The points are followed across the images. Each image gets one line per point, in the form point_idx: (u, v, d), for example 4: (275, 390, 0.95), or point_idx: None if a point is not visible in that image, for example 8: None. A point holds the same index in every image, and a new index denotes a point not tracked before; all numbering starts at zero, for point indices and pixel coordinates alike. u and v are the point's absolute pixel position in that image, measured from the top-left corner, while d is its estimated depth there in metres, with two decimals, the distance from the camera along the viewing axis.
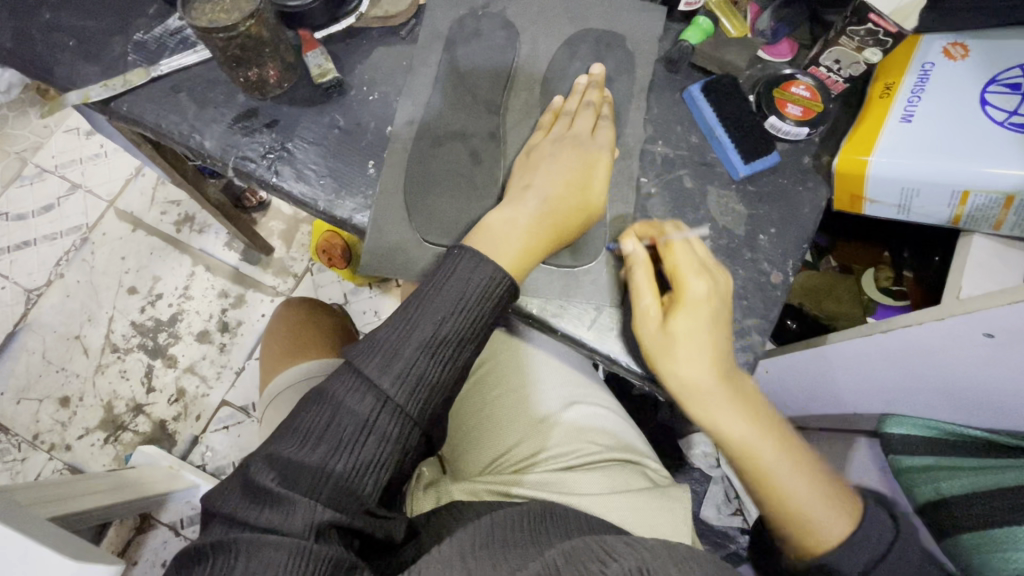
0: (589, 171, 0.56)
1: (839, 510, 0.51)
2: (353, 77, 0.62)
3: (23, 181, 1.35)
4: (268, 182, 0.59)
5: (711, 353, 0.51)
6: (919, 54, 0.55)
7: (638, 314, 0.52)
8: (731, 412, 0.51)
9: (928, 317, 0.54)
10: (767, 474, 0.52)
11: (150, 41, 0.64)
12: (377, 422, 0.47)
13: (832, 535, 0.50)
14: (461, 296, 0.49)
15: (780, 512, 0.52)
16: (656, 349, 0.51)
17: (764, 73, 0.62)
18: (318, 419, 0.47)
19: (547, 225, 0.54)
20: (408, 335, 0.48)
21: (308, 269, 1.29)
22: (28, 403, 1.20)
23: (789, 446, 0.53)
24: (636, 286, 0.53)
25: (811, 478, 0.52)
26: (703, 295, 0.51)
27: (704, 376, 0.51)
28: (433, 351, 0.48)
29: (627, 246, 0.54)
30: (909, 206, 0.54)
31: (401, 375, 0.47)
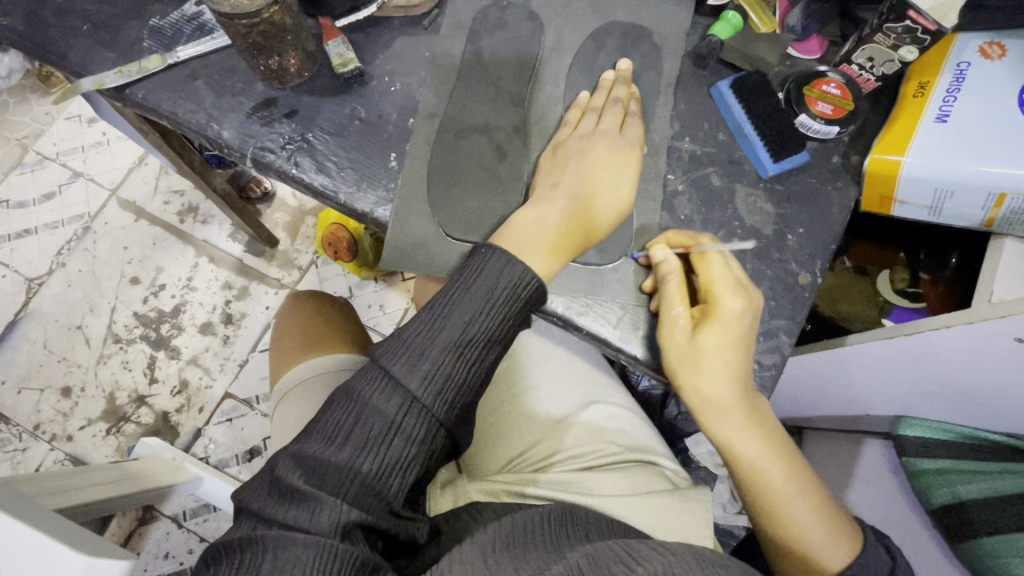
0: (619, 167, 0.55)
1: (840, 538, 0.52)
2: (375, 67, 0.61)
3: (24, 169, 1.33)
4: (287, 173, 0.58)
5: (737, 371, 0.51)
6: (954, 54, 0.54)
7: (665, 322, 0.52)
8: (744, 435, 0.52)
9: (957, 321, 0.53)
10: (774, 499, 0.53)
11: (166, 27, 0.62)
12: (404, 423, 0.46)
13: (830, 564, 0.52)
14: (489, 297, 0.48)
15: (781, 534, 0.54)
16: (682, 361, 0.51)
17: (794, 70, 0.61)
18: (344, 418, 0.46)
19: (576, 225, 0.53)
20: (435, 334, 0.48)
21: (313, 262, 1.27)
22: (29, 393, 1.18)
23: (799, 473, 0.54)
24: (667, 295, 0.51)
25: (815, 503, 0.53)
26: (738, 312, 0.50)
27: (727, 392, 0.51)
28: (461, 352, 0.48)
29: (657, 254, 0.52)
30: (941, 207, 0.53)
31: (428, 377, 0.47)
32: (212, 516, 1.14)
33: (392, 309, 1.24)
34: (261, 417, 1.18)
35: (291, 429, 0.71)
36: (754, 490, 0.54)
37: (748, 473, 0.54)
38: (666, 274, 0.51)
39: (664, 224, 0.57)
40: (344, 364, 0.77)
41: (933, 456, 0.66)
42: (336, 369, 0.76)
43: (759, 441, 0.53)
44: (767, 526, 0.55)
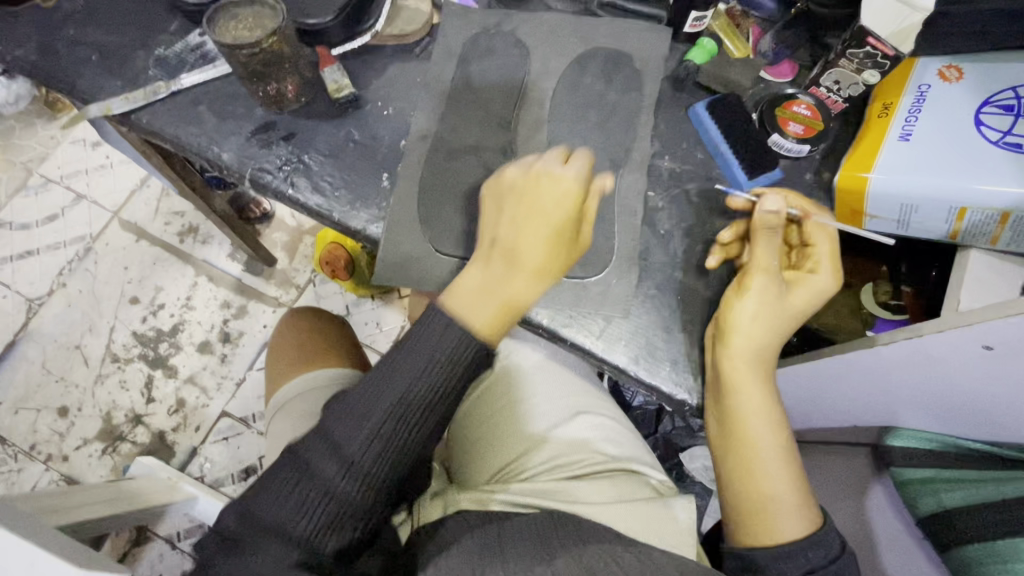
0: (558, 212, 0.51)
1: (804, 511, 0.51)
2: (369, 92, 0.64)
3: (28, 192, 1.36)
4: (284, 193, 0.60)
5: (783, 330, 0.52)
6: (916, 76, 0.57)
7: (757, 266, 0.52)
8: (755, 389, 0.52)
9: (928, 330, 0.53)
10: (755, 459, 0.53)
11: (171, 56, 0.65)
12: (343, 484, 0.48)
13: (787, 532, 0.51)
14: (427, 361, 0.50)
15: (751, 495, 0.52)
16: (759, 298, 0.51)
17: (767, 92, 0.64)
18: (287, 476, 0.48)
19: (524, 284, 0.51)
20: (376, 400, 0.49)
21: (311, 280, 1.29)
22: (26, 413, 1.19)
23: (786, 443, 0.53)
24: (764, 242, 0.52)
25: (796, 481, 0.53)
26: (828, 287, 0.52)
27: (768, 347, 0.52)
28: (401, 415, 0.49)
29: (771, 202, 0.54)
30: (907, 221, 0.56)
31: (367, 440, 0.49)
32: None
33: (388, 327, 1.26)
34: (257, 436, 1.19)
35: (284, 443, 0.72)
36: (735, 451, 0.53)
37: (733, 423, 0.52)
38: (774, 222, 0.52)
39: (644, 237, 0.59)
40: (335, 379, 0.78)
41: (918, 465, 0.68)
42: (330, 384, 0.77)
43: (763, 396, 0.52)
44: (734, 486, 0.54)
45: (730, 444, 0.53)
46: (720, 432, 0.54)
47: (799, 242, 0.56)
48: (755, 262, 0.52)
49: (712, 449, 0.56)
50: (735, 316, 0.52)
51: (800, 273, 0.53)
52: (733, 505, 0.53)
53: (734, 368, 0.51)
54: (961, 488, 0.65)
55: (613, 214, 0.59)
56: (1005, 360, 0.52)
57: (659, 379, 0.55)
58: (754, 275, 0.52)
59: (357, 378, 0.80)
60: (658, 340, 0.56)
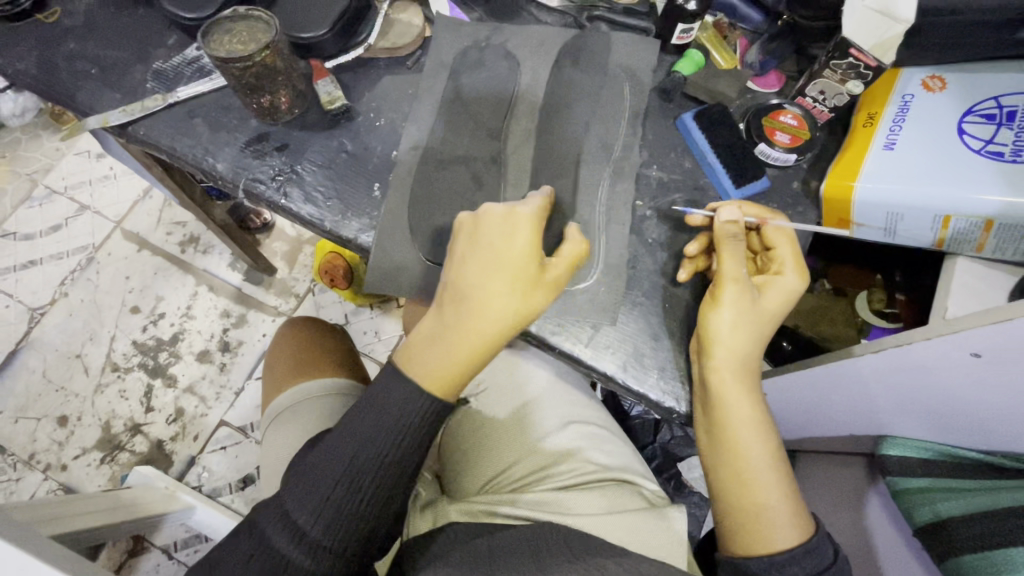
0: (512, 250, 0.48)
1: (797, 519, 0.51)
2: (361, 104, 0.65)
3: (32, 203, 1.38)
4: (277, 203, 0.61)
5: (758, 335, 0.52)
6: (899, 86, 0.58)
7: (728, 276, 0.52)
8: (739, 395, 0.52)
9: (917, 337, 0.53)
10: (747, 469, 0.52)
11: (169, 69, 0.67)
12: (295, 557, 0.48)
13: (782, 542, 0.50)
14: (373, 427, 0.49)
15: (742, 505, 0.52)
16: (733, 305, 0.51)
17: (755, 103, 0.65)
18: (261, 534, 0.49)
19: (473, 342, 0.48)
20: (328, 469, 0.49)
21: (310, 290, 1.30)
22: (26, 422, 1.20)
23: (777, 452, 0.53)
24: (730, 250, 0.53)
25: (786, 488, 0.52)
26: (795, 289, 0.53)
27: (751, 355, 0.52)
28: (351, 483, 0.49)
29: (727, 212, 0.55)
30: (894, 229, 0.56)
31: (318, 511, 0.49)
32: (203, 547, 1.14)
33: (386, 336, 1.26)
34: (255, 445, 1.19)
35: (277, 452, 0.72)
36: (726, 463, 0.53)
37: (723, 433, 0.52)
38: (735, 230, 0.53)
39: (633, 246, 0.60)
40: (329, 388, 0.78)
41: (913, 474, 0.67)
42: (323, 394, 0.77)
43: (752, 405, 0.52)
44: (727, 497, 0.53)
45: (721, 453, 0.53)
46: (708, 443, 0.54)
47: (762, 245, 0.58)
48: (725, 271, 0.52)
49: (705, 461, 0.55)
50: (712, 326, 0.52)
51: (766, 278, 0.54)
52: (726, 516, 0.53)
53: (718, 378, 0.52)
54: (963, 496, 0.63)
55: (602, 223, 0.60)
56: (995, 367, 0.52)
57: (647, 387, 0.55)
58: (725, 286, 0.52)
59: (351, 388, 0.80)
60: (645, 348, 0.56)
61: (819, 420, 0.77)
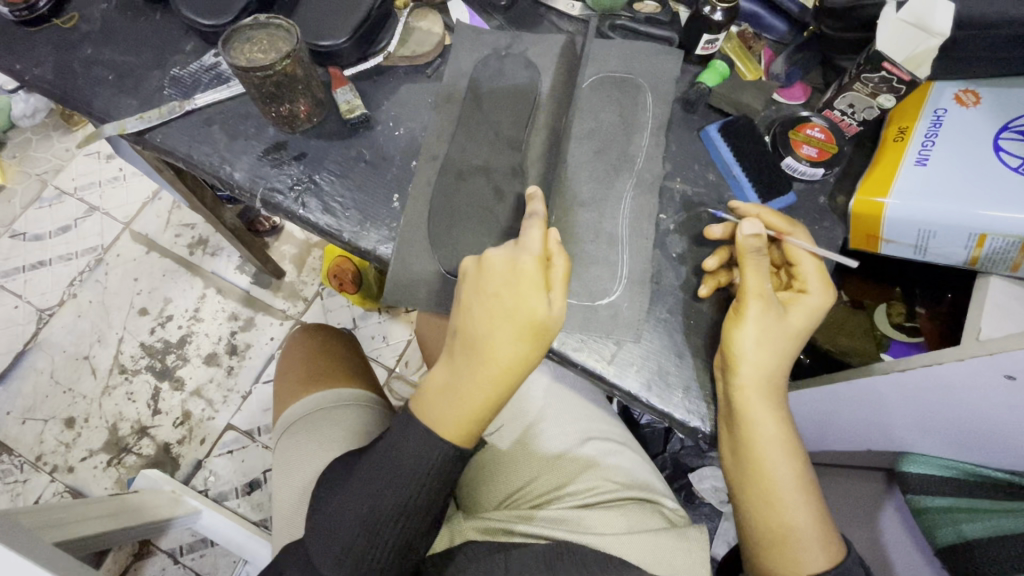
0: (520, 294, 0.48)
1: (827, 541, 0.49)
2: (380, 113, 0.64)
3: (42, 204, 1.38)
4: (295, 213, 0.61)
5: (780, 355, 0.51)
6: (932, 100, 0.56)
7: (751, 292, 0.51)
8: (765, 417, 0.50)
9: (947, 357, 0.52)
10: (773, 490, 0.51)
11: (186, 76, 0.66)
12: None
13: (812, 565, 0.48)
14: (391, 464, 0.49)
15: (770, 527, 0.51)
16: (758, 333, 0.50)
17: (779, 115, 0.64)
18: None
19: (489, 387, 0.49)
20: (348, 511, 0.49)
21: (318, 293, 1.29)
22: (33, 423, 1.19)
23: (805, 470, 0.52)
24: (753, 269, 0.51)
25: (815, 509, 0.50)
26: (819, 305, 0.52)
27: (776, 371, 0.51)
28: (372, 523, 0.49)
29: (747, 227, 0.52)
30: (925, 246, 0.55)
31: (341, 555, 0.49)
32: (208, 551, 1.13)
33: (395, 340, 1.26)
34: (262, 450, 1.18)
35: (290, 465, 0.71)
36: (751, 484, 0.52)
37: (748, 452, 0.51)
38: (758, 244, 0.50)
39: (656, 260, 0.59)
40: (343, 398, 0.77)
41: (935, 493, 0.65)
42: (336, 403, 0.76)
43: (779, 422, 0.51)
44: (754, 518, 0.52)
45: (746, 475, 0.52)
46: (732, 467, 0.53)
47: (783, 260, 0.57)
48: (748, 287, 0.51)
49: (729, 478, 0.54)
50: (733, 345, 0.51)
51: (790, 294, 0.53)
52: (752, 537, 0.52)
53: (744, 396, 0.50)
54: (985, 519, 0.62)
55: (624, 236, 0.59)
56: None
57: (672, 406, 0.54)
58: (749, 302, 0.50)
59: (364, 397, 0.79)
60: (670, 365, 0.55)
61: (840, 435, 0.75)
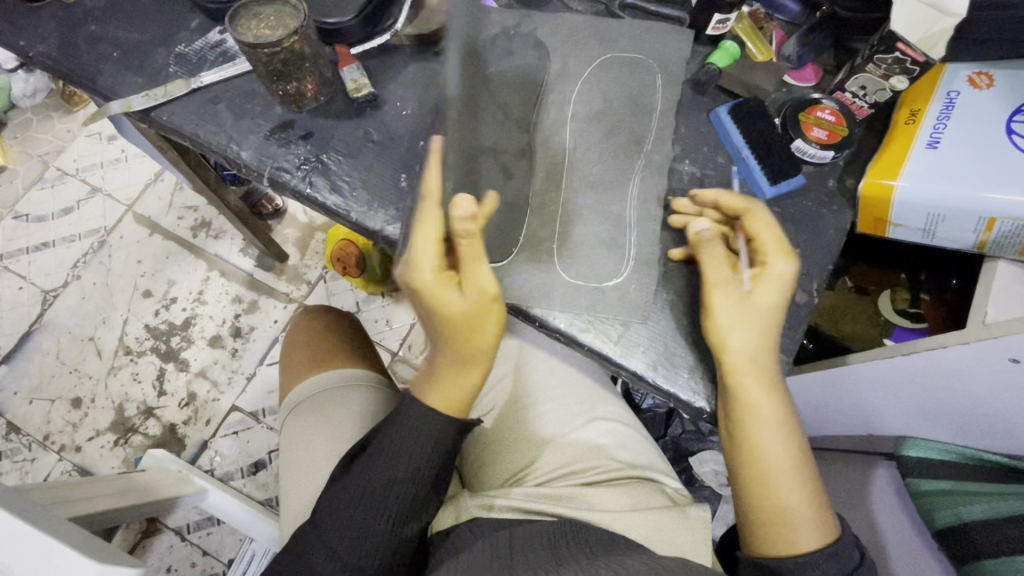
0: (446, 295, 0.51)
1: (820, 522, 0.50)
2: (387, 93, 0.64)
3: (44, 184, 1.38)
4: (302, 193, 0.60)
5: (767, 335, 0.51)
6: (944, 82, 0.56)
7: (711, 283, 0.52)
8: (760, 397, 0.51)
9: (952, 341, 0.53)
10: (767, 471, 0.51)
11: (191, 54, 0.65)
12: (352, 540, 0.54)
13: (805, 543, 0.50)
14: (423, 429, 0.54)
15: (764, 508, 0.51)
16: (722, 317, 0.51)
17: (790, 97, 0.63)
18: (333, 517, 0.54)
19: (464, 371, 0.55)
20: (384, 464, 0.54)
21: (321, 277, 1.30)
22: (40, 403, 1.21)
23: (798, 449, 0.52)
24: (705, 261, 0.54)
25: (809, 490, 0.51)
26: (785, 275, 0.51)
27: (766, 352, 0.51)
28: (404, 478, 0.54)
29: (701, 227, 0.55)
30: (933, 230, 0.56)
31: (376, 501, 0.54)
32: (215, 530, 1.15)
33: (398, 324, 1.26)
34: (267, 430, 1.19)
35: (297, 443, 0.72)
36: (746, 465, 0.52)
37: (741, 433, 0.52)
38: (710, 238, 0.54)
39: (663, 243, 0.59)
40: (349, 378, 0.78)
41: (935, 476, 0.66)
42: (342, 383, 0.77)
43: (776, 404, 0.51)
44: (748, 498, 0.52)
45: (741, 455, 0.52)
46: (726, 448, 0.54)
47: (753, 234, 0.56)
48: (707, 278, 0.53)
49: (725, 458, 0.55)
50: (715, 329, 0.51)
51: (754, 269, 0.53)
52: (746, 516, 0.53)
53: (736, 379, 0.51)
54: (984, 502, 0.62)
55: (632, 218, 0.59)
56: None
57: (678, 386, 0.54)
58: (711, 292, 0.52)
59: (369, 377, 0.79)
60: (676, 347, 0.55)
61: (842, 416, 0.77)
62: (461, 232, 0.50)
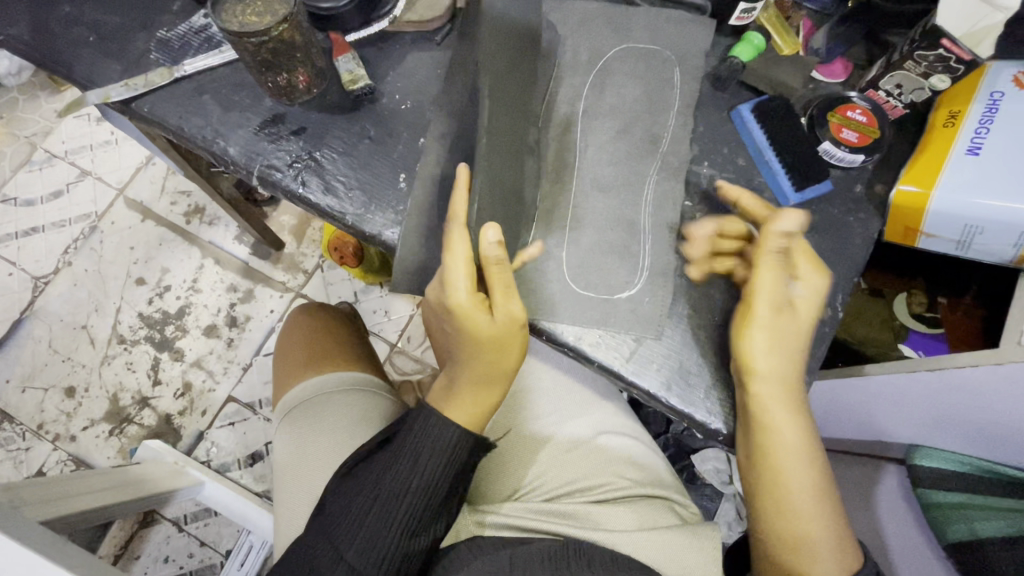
0: (478, 318, 0.49)
1: (841, 552, 0.48)
2: (385, 84, 0.59)
3: (32, 167, 1.33)
4: (294, 192, 0.57)
5: (795, 355, 0.49)
6: (986, 83, 0.52)
7: (763, 296, 0.48)
8: (787, 421, 0.48)
9: (984, 359, 0.50)
10: (785, 498, 0.49)
11: (174, 39, 0.61)
12: (358, 547, 0.51)
13: (825, 573, 0.48)
14: (438, 437, 0.53)
15: (785, 534, 0.49)
16: (756, 334, 0.48)
17: (816, 94, 0.59)
18: (340, 522, 0.52)
19: (485, 390, 0.54)
20: (396, 470, 0.53)
21: (319, 266, 1.26)
22: (33, 392, 1.18)
23: (821, 476, 0.50)
24: (764, 270, 0.49)
25: (831, 518, 0.49)
26: (820, 290, 0.49)
27: (794, 372, 0.49)
28: (415, 485, 0.52)
29: (783, 221, 0.49)
30: (969, 242, 0.52)
31: (386, 508, 0.52)
32: (212, 521, 1.14)
33: (397, 315, 1.23)
34: (264, 422, 1.17)
35: (291, 450, 0.69)
36: (766, 488, 0.50)
37: (766, 457, 0.49)
38: (782, 245, 0.48)
39: (680, 252, 0.55)
40: (346, 383, 0.75)
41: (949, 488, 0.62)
42: (339, 388, 0.74)
43: (800, 428, 0.49)
44: (767, 522, 0.50)
45: (763, 480, 0.50)
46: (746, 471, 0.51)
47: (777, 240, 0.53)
48: (757, 292, 0.48)
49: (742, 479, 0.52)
50: (743, 349, 0.48)
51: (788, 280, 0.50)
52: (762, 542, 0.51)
53: (760, 403, 0.48)
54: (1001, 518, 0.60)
55: (647, 225, 0.55)
56: None
57: (693, 406, 0.52)
58: (756, 306, 0.48)
59: (367, 382, 0.76)
60: (692, 364, 0.52)
61: (853, 425, 0.74)
62: (493, 260, 0.48)
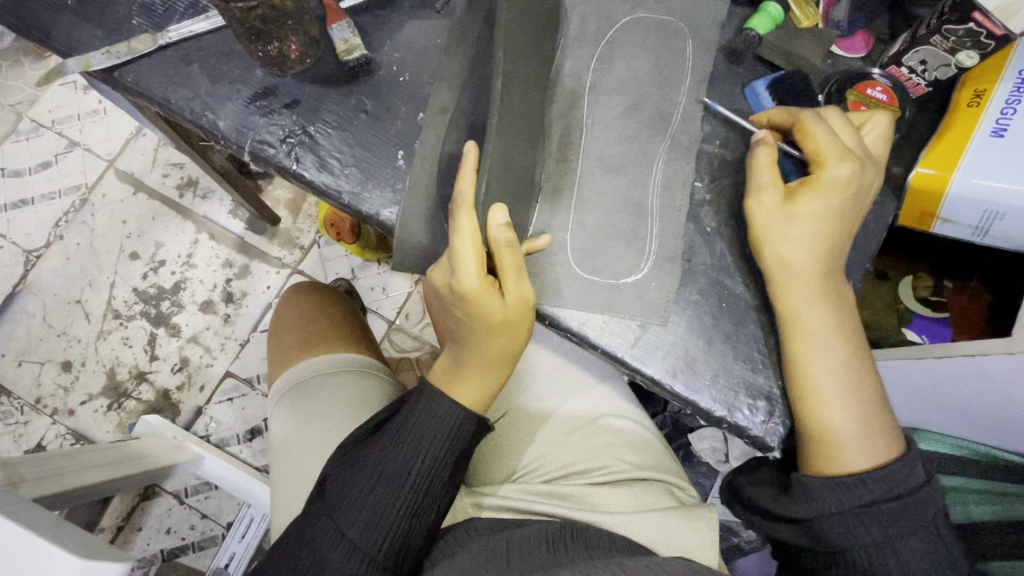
0: (487, 299, 0.48)
1: (871, 441, 0.47)
2: (382, 55, 0.56)
3: (19, 137, 1.29)
4: (288, 169, 0.54)
5: (824, 245, 0.48)
6: (1015, 62, 0.50)
7: (753, 192, 0.49)
8: (816, 307, 0.48)
9: (995, 349, 0.49)
10: (813, 388, 0.48)
11: (158, 3, 0.57)
12: (360, 524, 0.50)
13: (857, 462, 0.47)
14: (445, 416, 0.52)
15: (813, 427, 0.48)
16: (770, 223, 0.48)
17: (835, 70, 0.56)
18: (342, 499, 0.51)
19: (489, 369, 0.53)
20: (401, 446, 0.52)
21: (315, 241, 1.23)
22: (29, 366, 1.17)
23: (857, 369, 0.48)
24: (757, 164, 0.50)
25: (862, 408, 0.48)
26: (842, 179, 0.47)
27: (820, 262, 0.48)
28: (418, 462, 0.52)
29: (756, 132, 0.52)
30: (987, 228, 0.51)
31: (390, 484, 0.51)
32: (213, 494, 1.15)
33: (395, 292, 1.21)
34: (262, 398, 1.17)
35: (287, 431, 0.68)
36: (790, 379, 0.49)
37: (791, 346, 0.48)
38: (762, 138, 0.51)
39: (688, 235, 0.53)
40: (342, 365, 0.74)
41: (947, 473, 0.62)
42: (336, 370, 0.73)
43: (828, 316, 0.48)
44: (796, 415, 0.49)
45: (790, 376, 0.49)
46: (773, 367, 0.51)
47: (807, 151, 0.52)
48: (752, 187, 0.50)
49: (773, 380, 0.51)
50: (760, 245, 0.49)
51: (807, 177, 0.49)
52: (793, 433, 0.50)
53: (785, 293, 0.48)
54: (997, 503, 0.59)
55: (655, 207, 0.53)
56: None
57: (698, 393, 0.51)
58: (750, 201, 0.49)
59: (365, 363, 0.75)
60: (697, 351, 0.51)
61: None
62: (502, 242, 0.46)
